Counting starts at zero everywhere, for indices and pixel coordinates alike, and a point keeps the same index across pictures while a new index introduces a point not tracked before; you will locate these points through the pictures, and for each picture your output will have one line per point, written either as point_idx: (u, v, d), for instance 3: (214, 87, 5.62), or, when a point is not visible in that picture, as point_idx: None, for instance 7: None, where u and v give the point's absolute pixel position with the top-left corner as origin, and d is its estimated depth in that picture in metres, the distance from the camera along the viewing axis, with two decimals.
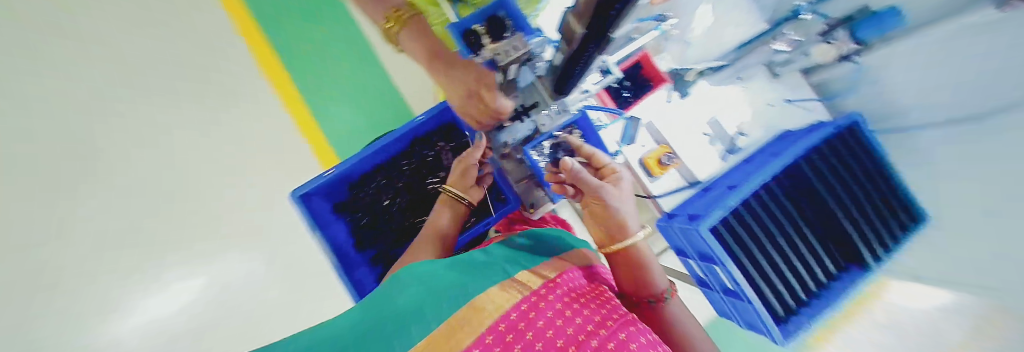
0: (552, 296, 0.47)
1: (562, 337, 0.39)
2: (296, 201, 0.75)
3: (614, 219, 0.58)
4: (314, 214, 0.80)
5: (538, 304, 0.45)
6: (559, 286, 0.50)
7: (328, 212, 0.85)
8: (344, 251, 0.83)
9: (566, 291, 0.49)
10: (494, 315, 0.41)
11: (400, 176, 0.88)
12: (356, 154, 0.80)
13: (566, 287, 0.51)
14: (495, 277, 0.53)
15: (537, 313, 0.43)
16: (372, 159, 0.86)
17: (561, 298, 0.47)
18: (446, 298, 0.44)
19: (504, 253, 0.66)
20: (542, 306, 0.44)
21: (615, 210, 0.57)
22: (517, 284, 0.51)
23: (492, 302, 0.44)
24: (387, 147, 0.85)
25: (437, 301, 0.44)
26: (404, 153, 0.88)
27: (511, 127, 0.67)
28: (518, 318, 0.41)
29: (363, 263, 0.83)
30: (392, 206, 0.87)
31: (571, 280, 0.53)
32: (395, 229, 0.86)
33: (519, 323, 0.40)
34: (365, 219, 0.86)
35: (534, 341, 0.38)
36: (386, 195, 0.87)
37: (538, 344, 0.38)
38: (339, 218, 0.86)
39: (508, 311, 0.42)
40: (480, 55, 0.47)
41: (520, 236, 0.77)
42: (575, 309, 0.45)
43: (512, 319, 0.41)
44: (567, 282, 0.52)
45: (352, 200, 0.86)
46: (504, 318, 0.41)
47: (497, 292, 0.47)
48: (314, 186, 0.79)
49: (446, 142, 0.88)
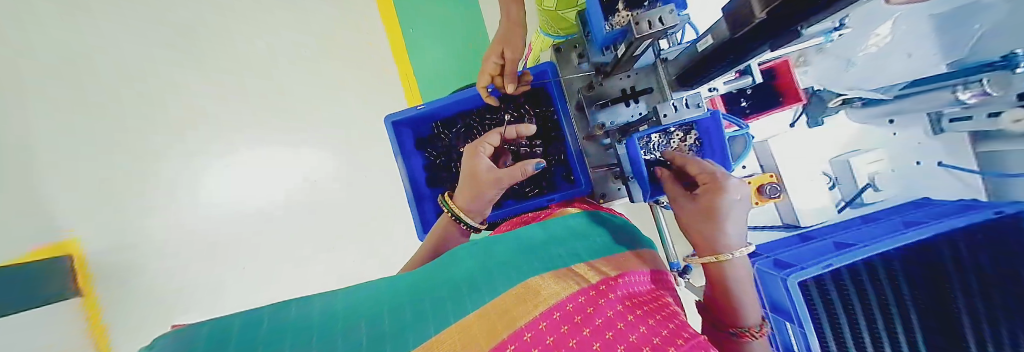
0: (610, 294, 0.39)
1: (627, 340, 0.28)
2: (389, 126, 0.81)
3: (701, 219, 0.45)
4: (400, 143, 0.86)
5: (593, 302, 0.36)
6: (621, 286, 0.42)
7: (410, 143, 0.89)
8: (418, 182, 0.88)
9: (626, 294, 0.40)
10: (543, 304, 0.35)
11: (479, 128, 0.88)
12: (448, 97, 0.81)
13: (625, 290, 0.41)
14: (540, 264, 0.48)
15: (594, 311, 0.34)
16: (460, 104, 0.87)
17: (621, 300, 0.37)
18: (493, 286, 0.40)
19: (561, 229, 0.62)
20: (598, 306, 0.35)
21: (701, 206, 0.45)
22: (571, 275, 0.44)
23: (536, 292, 0.38)
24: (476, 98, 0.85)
25: (481, 288, 0.40)
26: (491, 107, 0.87)
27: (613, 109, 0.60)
28: (573, 310, 0.34)
29: (430, 199, 0.89)
30: None
31: (632, 284, 0.45)
32: None
33: (576, 317, 0.33)
34: (441, 159, 0.90)
35: (591, 338, 0.29)
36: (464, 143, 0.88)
37: (597, 344, 0.28)
38: (419, 152, 0.90)
39: (562, 301, 0.36)
40: (614, 22, 0.50)
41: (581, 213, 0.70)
42: (650, 312, 0.35)
43: (567, 309, 0.34)
44: (627, 285, 0.43)
45: (433, 139, 0.90)
46: (556, 308, 0.34)
47: (539, 280, 0.42)
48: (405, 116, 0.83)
49: (533, 106, 0.85)
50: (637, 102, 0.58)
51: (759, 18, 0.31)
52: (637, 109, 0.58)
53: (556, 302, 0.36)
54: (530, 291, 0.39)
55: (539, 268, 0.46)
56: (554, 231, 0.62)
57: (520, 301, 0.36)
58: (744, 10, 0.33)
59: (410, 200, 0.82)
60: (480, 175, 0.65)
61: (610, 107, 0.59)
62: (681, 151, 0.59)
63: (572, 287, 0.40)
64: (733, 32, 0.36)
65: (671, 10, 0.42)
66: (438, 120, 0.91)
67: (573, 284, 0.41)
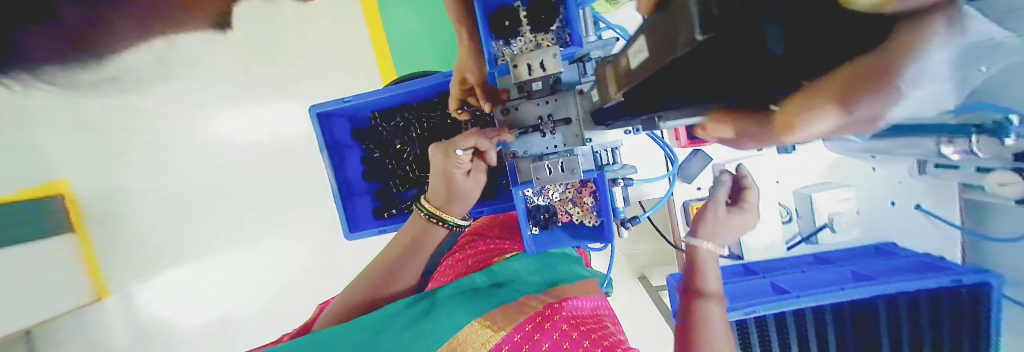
0: (552, 321, 0.49)
1: None
2: (313, 118, 0.74)
3: None
4: (330, 134, 0.79)
5: (538, 331, 0.47)
6: (564, 308, 0.51)
7: (344, 134, 0.82)
8: (349, 177, 0.83)
9: (568, 316, 0.50)
10: (494, 337, 0.46)
11: (416, 125, 0.79)
12: (375, 92, 0.72)
13: (568, 312, 0.51)
14: (499, 292, 0.55)
15: (535, 342, 0.46)
16: (395, 97, 0.77)
17: (562, 325, 0.48)
18: (453, 312, 0.49)
19: (521, 265, 0.64)
20: (540, 335, 0.47)
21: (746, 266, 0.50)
22: (520, 304, 0.52)
23: (491, 319, 0.48)
24: (410, 92, 0.75)
25: (447, 314, 0.49)
26: (429, 104, 0.78)
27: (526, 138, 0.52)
28: (520, 341, 0.46)
29: (366, 194, 0.85)
30: (402, 153, 0.81)
31: (573, 307, 0.53)
32: (397, 175, 0.82)
33: (524, 345, 0.46)
34: (377, 154, 0.82)
35: None
36: (399, 139, 0.81)
37: None
38: (354, 144, 0.84)
39: (512, 332, 0.47)
40: (512, 45, 0.45)
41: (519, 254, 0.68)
42: (577, 339, 0.47)
43: (516, 340, 0.46)
44: (571, 308, 0.52)
45: (368, 131, 0.82)
46: (503, 343, 0.46)
47: (497, 310, 0.50)
48: (333, 108, 0.75)
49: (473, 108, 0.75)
50: (554, 133, 0.50)
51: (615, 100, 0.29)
52: (551, 143, 0.51)
53: (503, 335, 0.46)
54: (490, 318, 0.48)
55: (497, 297, 0.54)
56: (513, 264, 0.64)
57: (480, 327, 0.47)
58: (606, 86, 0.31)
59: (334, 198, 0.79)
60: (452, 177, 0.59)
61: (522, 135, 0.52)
62: (579, 202, 0.52)
63: (521, 315, 0.49)
64: (603, 101, 0.34)
65: (557, 53, 0.39)
66: (376, 110, 0.82)
67: (523, 311, 0.50)
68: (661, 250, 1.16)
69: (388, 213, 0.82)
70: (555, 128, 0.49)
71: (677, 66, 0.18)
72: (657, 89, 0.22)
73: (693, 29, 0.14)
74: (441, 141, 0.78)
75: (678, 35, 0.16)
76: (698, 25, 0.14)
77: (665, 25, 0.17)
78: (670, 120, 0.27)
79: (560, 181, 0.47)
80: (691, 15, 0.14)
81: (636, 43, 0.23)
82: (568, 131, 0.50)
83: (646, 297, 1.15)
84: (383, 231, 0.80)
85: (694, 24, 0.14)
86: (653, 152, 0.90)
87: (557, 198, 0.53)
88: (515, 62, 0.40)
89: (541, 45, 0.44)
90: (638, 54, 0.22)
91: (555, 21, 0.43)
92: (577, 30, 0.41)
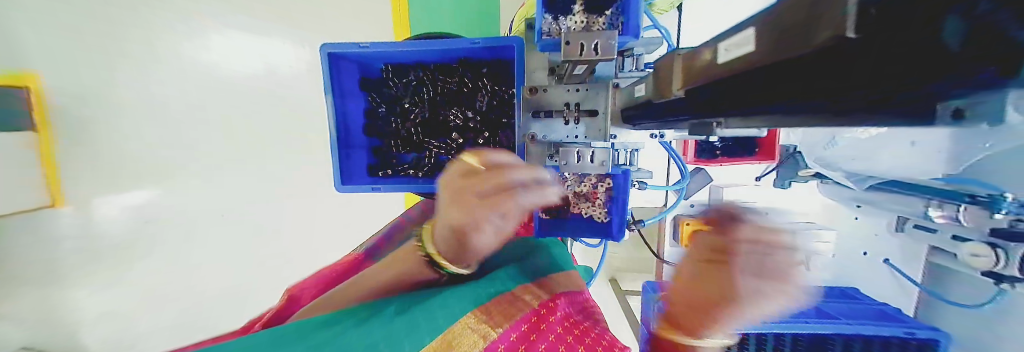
0: (548, 320, 0.48)
1: None
2: (324, 57, 0.68)
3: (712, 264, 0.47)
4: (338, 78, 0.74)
5: (533, 332, 0.46)
6: (558, 309, 0.50)
7: (353, 81, 0.77)
8: (349, 128, 0.78)
9: (563, 316, 0.50)
10: (489, 334, 0.44)
11: (430, 88, 0.76)
12: (400, 45, 0.66)
13: (562, 311, 0.50)
14: (494, 281, 0.54)
15: (530, 343, 0.44)
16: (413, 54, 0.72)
17: (558, 325, 0.47)
18: (449, 304, 0.47)
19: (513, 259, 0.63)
20: (535, 336, 0.45)
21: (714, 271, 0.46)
22: (515, 298, 0.51)
23: (486, 314, 0.47)
24: (430, 52, 0.70)
25: (441, 305, 0.47)
26: (447, 69, 0.74)
27: (550, 122, 0.50)
28: (516, 341, 0.44)
29: (363, 148, 0.80)
30: (410, 113, 0.78)
31: (567, 306, 0.52)
32: (400, 136, 0.79)
33: (519, 346, 0.44)
34: (383, 109, 0.78)
35: None
36: (409, 99, 0.77)
37: None
38: (361, 95, 0.79)
39: (509, 330, 0.45)
40: (561, 20, 0.43)
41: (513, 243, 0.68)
42: (572, 342, 0.45)
43: (511, 340, 0.44)
44: (566, 306, 0.51)
45: (378, 85, 0.78)
46: (498, 342, 0.43)
47: (492, 304, 0.49)
48: (346, 51, 0.69)
49: (493, 85, 0.73)
50: (578, 123, 0.48)
51: (675, 95, 0.27)
52: (575, 132, 0.49)
53: (498, 333, 0.44)
54: (485, 314, 0.47)
55: (493, 287, 0.52)
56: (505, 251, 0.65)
57: (475, 323, 0.45)
58: (666, 80, 0.29)
59: (331, 145, 0.74)
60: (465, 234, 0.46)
61: (548, 120, 0.50)
62: (591, 196, 0.53)
63: (517, 312, 0.48)
64: (651, 95, 0.32)
65: (611, 39, 0.38)
66: (391, 63, 0.76)
67: (519, 308, 0.49)
68: (641, 258, 1.19)
69: (383, 173, 0.79)
70: (580, 118, 0.48)
71: (793, 66, 0.15)
72: (742, 90, 0.20)
73: (842, 24, 0.12)
74: (453, 110, 0.75)
75: (814, 31, 0.13)
76: (849, 23, 0.11)
77: (795, 10, 0.15)
78: (720, 131, 0.27)
79: (587, 171, 0.49)
80: (831, 11, 0.12)
81: (731, 39, 0.20)
82: (594, 122, 0.48)
83: (617, 300, 1.18)
84: (375, 189, 0.75)
85: (844, 22, 0.12)
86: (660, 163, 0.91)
87: (572, 189, 0.54)
88: (568, 40, 0.38)
89: (590, 28, 0.42)
90: (733, 48, 0.20)
91: (613, 8, 0.42)
92: (634, 21, 0.41)
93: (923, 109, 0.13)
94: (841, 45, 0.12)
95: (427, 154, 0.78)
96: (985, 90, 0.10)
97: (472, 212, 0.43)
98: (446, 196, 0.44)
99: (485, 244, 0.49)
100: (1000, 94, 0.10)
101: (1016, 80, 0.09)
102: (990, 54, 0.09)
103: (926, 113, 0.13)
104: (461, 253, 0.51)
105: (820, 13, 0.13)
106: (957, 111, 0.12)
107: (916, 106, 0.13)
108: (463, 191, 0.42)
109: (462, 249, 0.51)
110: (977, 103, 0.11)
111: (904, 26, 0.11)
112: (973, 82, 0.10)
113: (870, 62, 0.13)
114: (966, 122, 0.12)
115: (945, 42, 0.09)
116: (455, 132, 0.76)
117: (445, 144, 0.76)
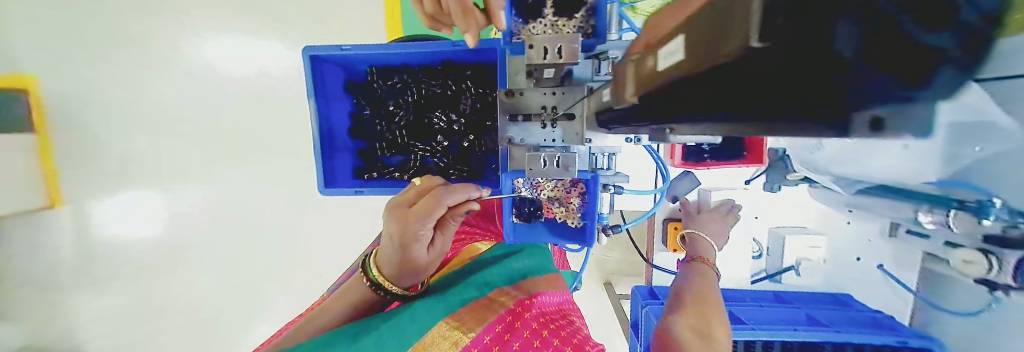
0: (523, 319, 0.48)
1: None
2: (306, 59, 0.67)
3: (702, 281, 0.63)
4: (322, 79, 0.72)
5: (507, 332, 0.45)
6: (534, 306, 0.51)
7: (337, 84, 0.76)
8: (334, 130, 0.77)
9: (539, 313, 0.50)
10: (461, 340, 0.44)
11: (414, 91, 0.75)
12: (380, 47, 0.65)
13: (538, 310, 0.50)
14: (468, 287, 0.54)
15: (504, 343, 0.44)
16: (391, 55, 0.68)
17: (534, 320, 0.48)
18: (419, 316, 0.46)
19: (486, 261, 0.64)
20: (508, 335, 0.45)
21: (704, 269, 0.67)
22: (490, 302, 0.51)
23: (458, 321, 0.46)
24: (412, 55, 0.69)
25: (411, 318, 0.46)
26: (430, 71, 0.73)
27: (524, 126, 0.49)
28: (490, 343, 0.44)
29: (348, 150, 0.79)
30: (395, 115, 0.77)
31: (543, 304, 0.52)
32: (386, 139, 0.78)
33: (492, 347, 0.43)
34: (368, 111, 0.77)
35: None
36: (394, 100, 0.76)
37: None
38: (346, 97, 0.78)
39: (482, 333, 0.45)
40: (532, 23, 0.46)
41: (494, 249, 0.68)
42: (546, 337, 0.45)
43: (485, 343, 0.44)
44: (541, 304, 0.52)
45: (362, 86, 0.76)
46: (472, 346, 0.43)
47: (467, 310, 0.48)
48: (329, 53, 0.68)
49: (477, 88, 0.72)
50: (554, 126, 0.48)
51: (629, 102, 0.27)
52: (551, 136, 0.48)
53: (472, 337, 0.44)
54: (458, 321, 0.46)
55: (466, 293, 0.52)
56: (486, 255, 0.66)
57: (447, 330, 0.45)
58: (622, 85, 0.29)
59: (315, 148, 0.73)
60: (409, 245, 0.52)
61: (523, 123, 0.48)
62: (566, 202, 0.54)
63: (492, 314, 0.48)
64: (614, 103, 0.32)
65: (574, 40, 0.39)
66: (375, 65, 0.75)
67: (493, 310, 0.49)
68: (631, 260, 1.18)
69: (369, 175, 0.78)
70: (557, 121, 0.47)
71: (717, 78, 0.15)
72: (678, 104, 0.20)
73: (745, 33, 0.11)
74: (436, 112, 0.75)
75: (724, 42, 0.13)
76: (744, 32, 0.11)
77: (712, 17, 0.14)
78: (672, 137, 0.28)
79: (552, 175, 0.47)
80: (728, 19, 0.12)
81: (668, 45, 0.19)
82: (571, 127, 0.47)
83: (610, 305, 1.16)
84: (359, 192, 0.74)
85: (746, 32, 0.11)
86: (648, 165, 0.91)
87: (545, 194, 0.54)
88: (531, 42, 0.40)
89: (560, 31, 0.45)
90: (669, 55, 0.19)
91: (582, 9, 0.44)
92: (602, 22, 0.43)
93: (840, 123, 0.12)
94: (753, 55, 0.12)
95: (413, 156, 0.77)
96: (907, 95, 0.10)
97: (410, 219, 0.51)
98: (389, 214, 0.53)
99: (425, 258, 0.55)
100: (921, 99, 0.10)
101: (930, 88, 0.09)
102: (901, 50, 0.09)
103: (844, 125, 0.12)
104: (405, 269, 0.54)
105: (732, 19, 0.12)
106: (873, 123, 0.11)
107: (837, 124, 0.12)
108: (399, 204, 0.52)
109: (409, 267, 0.54)
110: (900, 113, 0.11)
111: (811, 50, 0.10)
112: (872, 89, 0.10)
113: (785, 77, 0.12)
114: (886, 132, 0.12)
115: (840, 50, 0.09)
116: (440, 135, 0.76)
117: (430, 147, 0.76)
